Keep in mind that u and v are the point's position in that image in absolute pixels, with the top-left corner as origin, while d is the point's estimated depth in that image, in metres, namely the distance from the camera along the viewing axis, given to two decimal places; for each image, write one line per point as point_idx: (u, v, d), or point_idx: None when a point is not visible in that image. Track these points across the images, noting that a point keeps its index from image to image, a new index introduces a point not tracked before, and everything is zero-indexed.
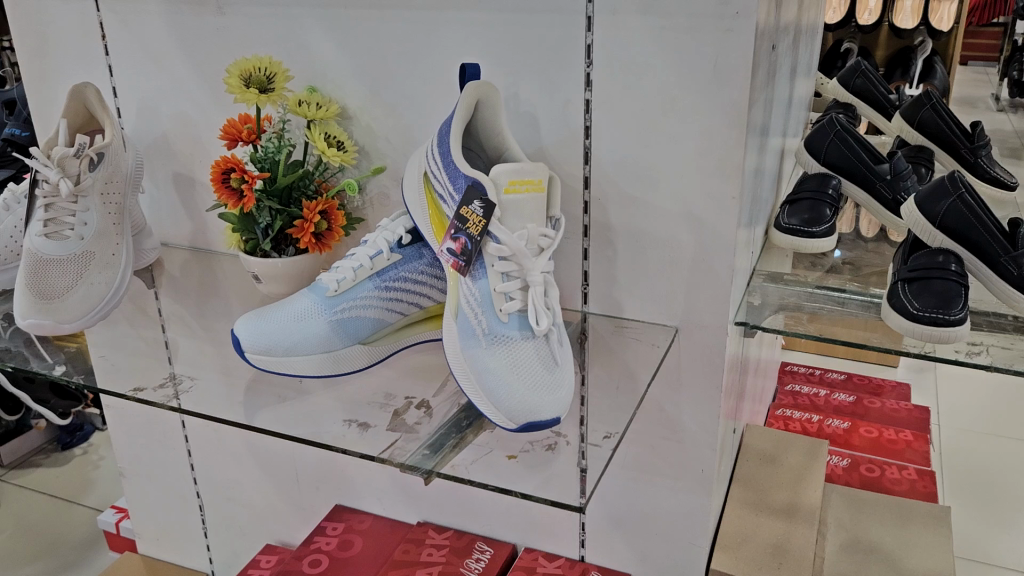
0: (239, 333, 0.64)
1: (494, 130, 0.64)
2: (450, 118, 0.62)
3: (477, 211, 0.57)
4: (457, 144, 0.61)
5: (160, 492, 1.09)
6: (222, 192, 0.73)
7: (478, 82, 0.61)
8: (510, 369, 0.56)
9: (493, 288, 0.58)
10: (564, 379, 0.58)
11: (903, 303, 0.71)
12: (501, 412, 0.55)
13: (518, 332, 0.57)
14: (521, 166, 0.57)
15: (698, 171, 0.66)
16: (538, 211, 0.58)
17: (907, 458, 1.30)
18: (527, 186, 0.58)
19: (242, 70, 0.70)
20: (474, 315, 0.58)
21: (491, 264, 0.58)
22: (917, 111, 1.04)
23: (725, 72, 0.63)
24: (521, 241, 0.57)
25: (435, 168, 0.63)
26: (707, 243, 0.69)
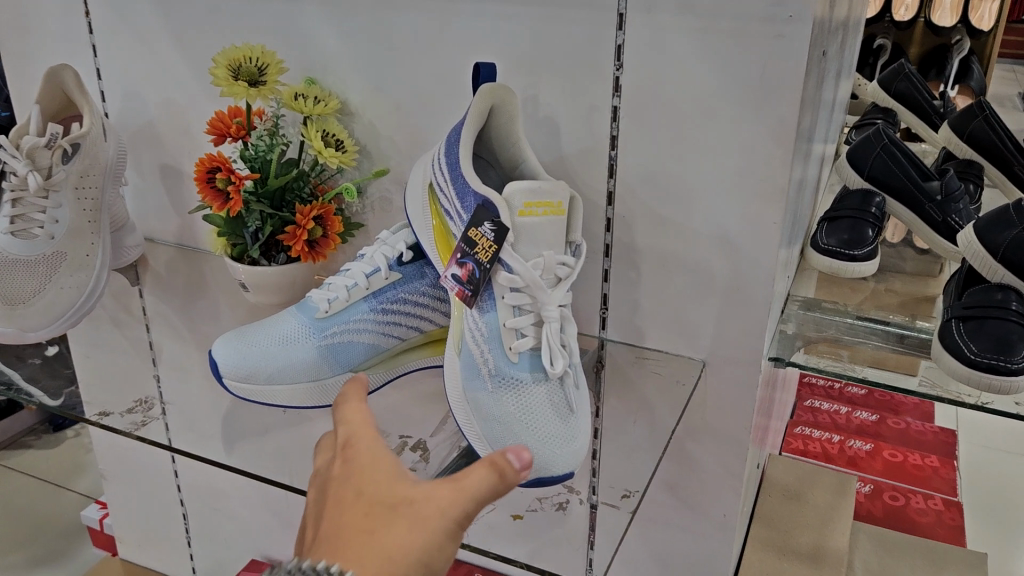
0: (217, 355, 0.57)
1: (509, 139, 0.57)
2: (460, 123, 0.55)
3: (488, 235, 0.49)
4: (466, 154, 0.54)
5: (143, 497, 1.03)
6: (206, 193, 0.66)
7: (492, 86, 0.54)
8: (520, 418, 0.49)
9: (503, 322, 0.51)
10: (582, 427, 0.51)
11: (958, 345, 0.64)
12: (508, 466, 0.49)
13: (530, 373, 0.50)
14: (538, 186, 0.49)
15: (737, 191, 0.59)
16: (556, 236, 0.51)
17: (933, 487, 1.23)
18: (545, 208, 0.50)
19: (231, 60, 0.64)
20: (481, 351, 0.51)
21: (503, 295, 0.51)
22: (968, 122, 0.95)
23: (774, 83, 0.55)
24: (536, 272, 0.50)
25: (441, 181, 0.56)
26: (743, 272, 0.61)
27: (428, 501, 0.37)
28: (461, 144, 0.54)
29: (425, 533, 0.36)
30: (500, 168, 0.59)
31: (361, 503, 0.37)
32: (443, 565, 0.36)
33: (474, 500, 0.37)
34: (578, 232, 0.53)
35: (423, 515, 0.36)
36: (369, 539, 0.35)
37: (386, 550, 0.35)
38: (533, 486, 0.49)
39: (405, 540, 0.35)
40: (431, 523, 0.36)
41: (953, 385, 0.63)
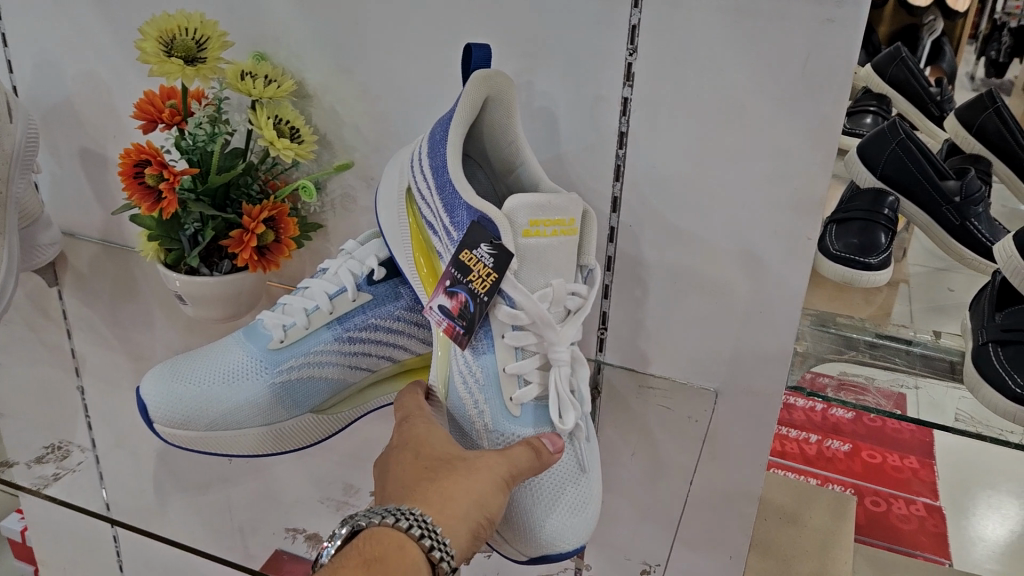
0: (146, 399, 0.48)
1: (503, 135, 0.49)
2: (446, 117, 0.47)
3: (486, 261, 0.45)
4: (455, 154, 0.46)
5: (67, 519, 0.91)
6: (133, 191, 0.55)
7: (488, 71, 0.46)
8: (529, 481, 0.47)
9: (502, 367, 0.47)
10: (592, 487, 0.49)
11: (1001, 376, 0.57)
12: (513, 532, 0.48)
13: (533, 427, 0.48)
14: (546, 201, 0.44)
15: (766, 200, 0.51)
16: (564, 261, 0.47)
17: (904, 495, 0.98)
18: (554, 226, 0.45)
19: (163, 30, 0.53)
20: (477, 398, 0.48)
21: (503, 335, 0.47)
22: (977, 115, 0.78)
23: (817, 78, 0.47)
24: (544, 308, 0.46)
25: (423, 186, 0.47)
26: (768, 293, 0.53)
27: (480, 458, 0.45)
28: (449, 142, 0.46)
29: (479, 482, 0.44)
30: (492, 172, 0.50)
31: (422, 463, 0.45)
32: (496, 510, 0.44)
33: (518, 463, 0.45)
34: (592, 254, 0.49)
35: (477, 466, 0.44)
36: (433, 484, 0.43)
37: (448, 491, 0.43)
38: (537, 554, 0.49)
39: (462, 485, 0.43)
40: (483, 475, 0.44)
41: (993, 419, 0.58)
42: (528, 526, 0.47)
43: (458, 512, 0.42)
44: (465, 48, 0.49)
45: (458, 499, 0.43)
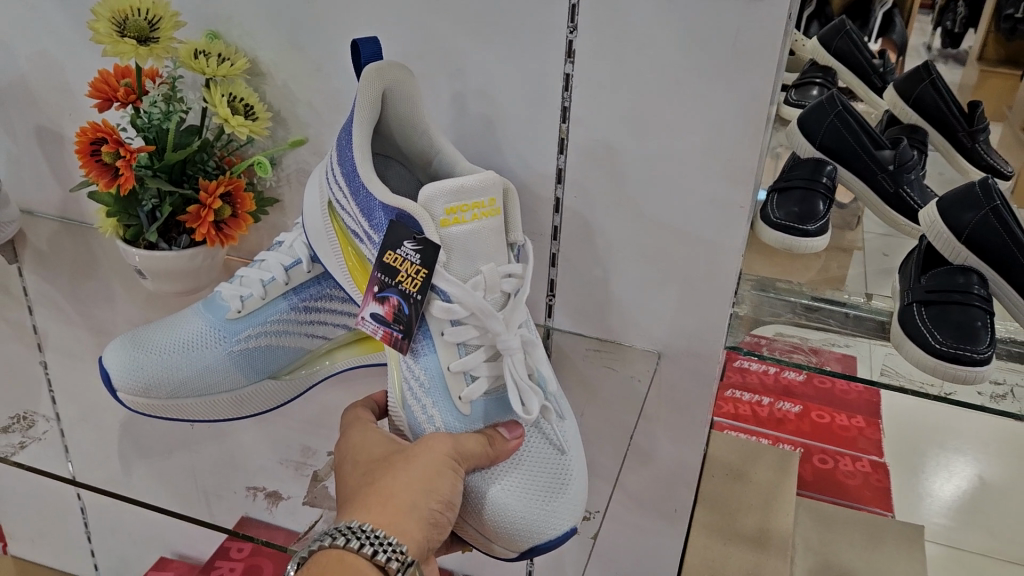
0: (109, 366, 0.50)
1: (407, 120, 0.52)
2: (350, 120, 0.50)
3: (412, 258, 0.47)
4: (361, 148, 0.49)
5: (31, 491, 0.93)
6: (90, 168, 0.56)
7: (382, 63, 0.48)
8: (485, 472, 0.50)
9: (446, 366, 0.51)
10: (573, 467, 0.53)
11: (922, 334, 0.61)
12: (497, 537, 0.49)
13: (485, 417, 0.51)
14: (461, 187, 0.47)
15: (703, 172, 0.54)
16: (490, 244, 0.50)
17: (860, 449, 1.01)
18: (473, 211, 0.48)
19: (116, 11, 0.54)
20: (428, 401, 0.51)
21: (444, 332, 0.50)
22: (914, 86, 0.90)
23: (748, 55, 0.49)
24: (480, 296, 0.49)
25: (341, 196, 0.50)
26: (704, 258, 0.56)
27: (420, 449, 0.48)
28: (355, 147, 0.49)
29: (418, 470, 0.47)
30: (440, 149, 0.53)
31: (367, 467, 0.49)
32: (444, 490, 0.47)
33: (463, 443, 0.49)
34: (519, 231, 0.52)
35: (415, 458, 0.48)
36: (380, 486, 0.48)
37: (389, 491, 0.47)
38: (526, 553, 0.51)
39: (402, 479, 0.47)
40: (424, 460, 0.47)
41: (915, 373, 0.61)
42: (513, 523, 0.49)
43: (406, 507, 0.46)
44: (352, 43, 0.52)
45: (404, 491, 0.46)
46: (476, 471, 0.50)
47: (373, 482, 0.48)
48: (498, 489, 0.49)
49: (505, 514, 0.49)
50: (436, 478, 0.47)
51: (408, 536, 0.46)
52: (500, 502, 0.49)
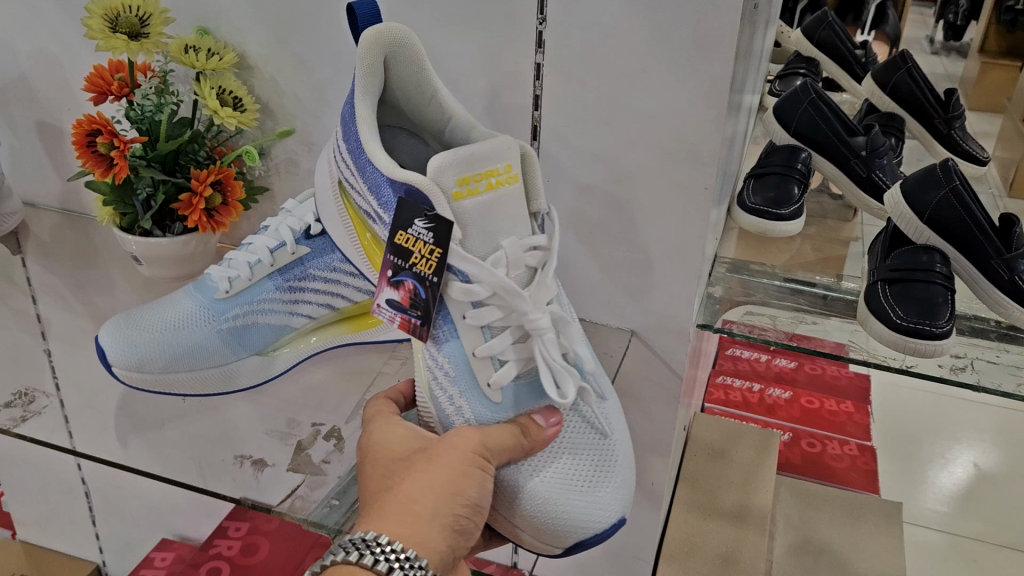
0: (105, 346, 0.53)
1: (415, 87, 0.53)
2: (353, 101, 0.51)
3: (425, 237, 0.48)
4: (365, 124, 0.50)
5: (39, 474, 0.97)
6: (86, 158, 0.59)
7: (382, 26, 0.49)
8: (523, 464, 0.49)
9: (472, 351, 0.51)
10: (616, 452, 0.53)
11: (885, 310, 0.63)
12: (544, 534, 0.48)
13: (517, 404, 0.51)
14: (472, 155, 0.48)
15: (669, 155, 0.56)
16: (508, 215, 0.51)
17: (847, 432, 1.07)
18: (488, 179, 0.49)
19: (108, 9, 0.57)
20: (457, 392, 0.51)
21: (466, 315, 0.51)
22: (891, 75, 0.94)
23: (708, 41, 0.52)
24: (501, 274, 0.49)
25: (349, 175, 0.51)
26: (672, 238, 0.59)
27: (446, 449, 0.46)
28: (360, 123, 0.50)
29: (444, 472, 0.45)
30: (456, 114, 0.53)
31: (387, 468, 0.46)
32: (472, 490, 0.45)
33: (494, 437, 0.47)
34: (542, 200, 0.53)
35: (441, 457, 0.45)
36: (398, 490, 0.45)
37: (410, 496, 0.44)
38: (575, 548, 0.50)
39: (426, 481, 0.44)
40: (452, 459, 0.45)
41: (880, 348, 0.64)
42: (561, 515, 0.48)
43: (426, 514, 0.44)
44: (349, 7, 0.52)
45: (424, 495, 0.44)
46: (516, 463, 0.49)
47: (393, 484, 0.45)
48: (540, 481, 0.49)
49: (549, 506, 0.48)
50: (459, 478, 0.45)
51: (429, 545, 0.43)
52: (544, 493, 0.48)
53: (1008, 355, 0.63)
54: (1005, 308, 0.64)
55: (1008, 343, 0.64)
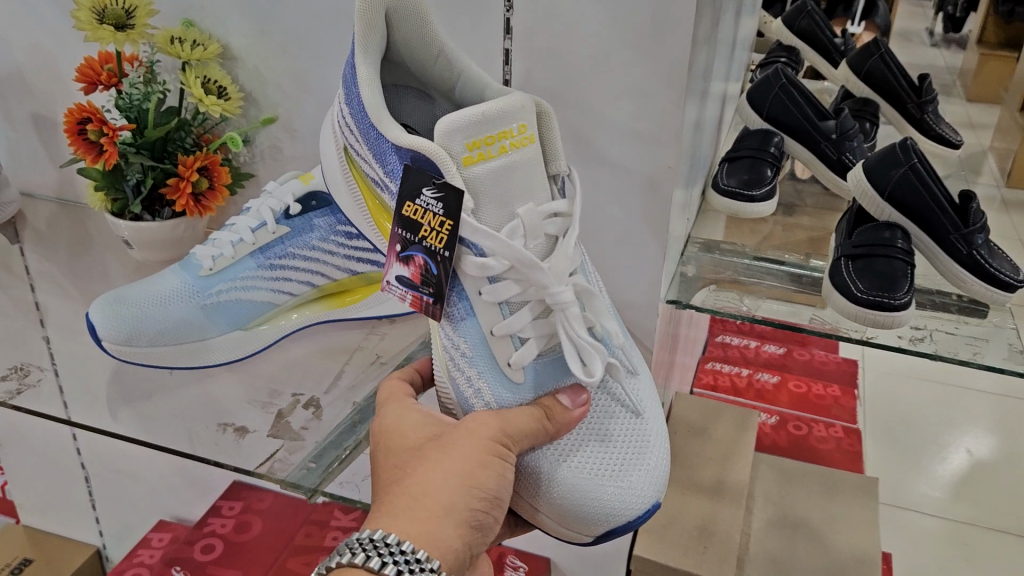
0: (92, 320, 0.57)
1: (419, 43, 0.52)
2: (354, 65, 0.51)
3: (434, 208, 0.46)
4: (369, 88, 0.49)
5: (40, 459, 1.00)
6: (78, 145, 0.63)
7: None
8: (549, 449, 0.48)
9: (488, 328, 0.50)
10: (651, 430, 0.51)
11: (846, 282, 0.65)
12: (574, 522, 0.47)
13: (539, 383, 0.49)
14: (480, 117, 0.46)
15: (633, 134, 0.59)
16: (525, 179, 0.49)
17: (834, 416, 1.08)
18: (500, 143, 0.47)
19: (95, 2, 0.60)
20: (474, 368, 0.50)
21: (482, 290, 0.49)
22: (866, 60, 0.96)
23: (666, 25, 0.54)
24: (518, 245, 0.47)
25: (355, 142, 0.52)
26: (637, 215, 0.62)
27: (462, 440, 0.45)
28: (364, 88, 0.49)
29: (459, 466, 0.44)
30: (454, 77, 0.52)
31: (405, 458, 0.46)
32: (486, 483, 0.44)
33: (513, 423, 0.46)
34: (562, 161, 0.52)
35: (457, 450, 0.45)
36: (411, 484, 0.44)
37: (424, 492, 0.44)
38: (610, 534, 0.48)
39: (441, 476, 0.44)
40: (470, 451, 0.44)
41: (842, 321, 0.66)
42: (591, 502, 0.46)
43: (440, 509, 0.43)
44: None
45: (438, 489, 0.44)
46: (542, 448, 0.48)
47: (409, 477, 0.45)
48: (568, 466, 0.47)
49: (578, 494, 0.46)
50: (476, 470, 0.44)
51: (443, 542, 0.42)
52: (573, 480, 0.47)
53: (965, 327, 0.65)
54: (964, 283, 0.67)
55: (967, 317, 0.67)
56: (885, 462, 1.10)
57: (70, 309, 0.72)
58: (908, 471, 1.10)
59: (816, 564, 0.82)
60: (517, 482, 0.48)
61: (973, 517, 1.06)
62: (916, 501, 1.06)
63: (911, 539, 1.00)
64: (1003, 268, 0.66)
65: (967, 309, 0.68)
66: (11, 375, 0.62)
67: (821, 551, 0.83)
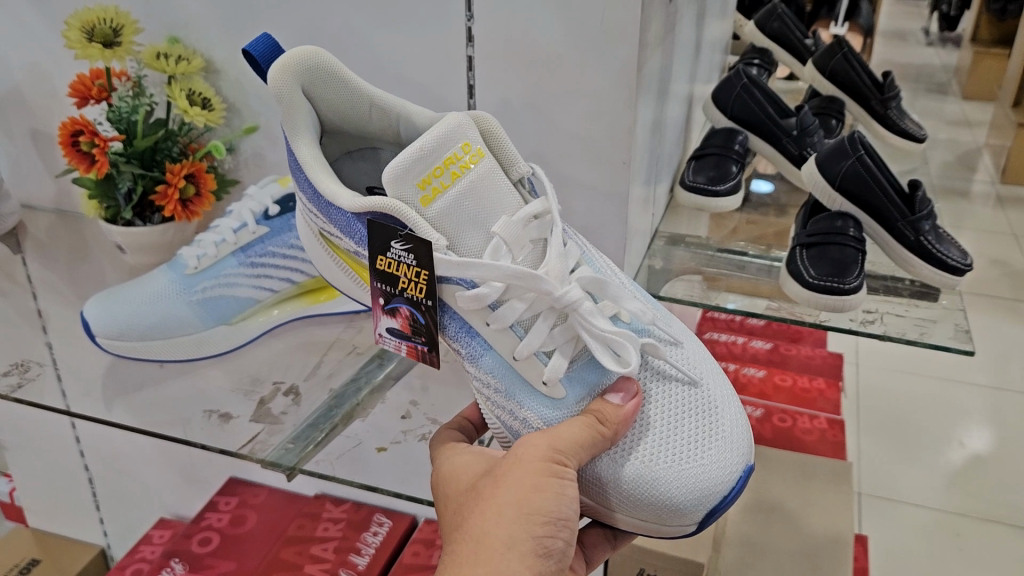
0: (88, 317, 0.67)
1: (347, 105, 0.54)
2: (295, 157, 0.52)
3: (407, 260, 0.48)
4: (315, 169, 0.52)
5: (46, 460, 1.04)
6: (71, 155, 0.69)
7: (286, 58, 0.49)
8: (612, 452, 0.47)
9: (509, 356, 0.50)
10: (712, 396, 0.50)
11: (800, 269, 0.69)
12: (667, 519, 0.46)
13: (582, 391, 0.49)
14: (422, 152, 0.48)
15: (590, 134, 0.62)
16: (490, 194, 0.50)
17: (821, 407, 1.00)
18: (450, 169, 0.49)
19: (85, 22, 0.67)
20: (515, 399, 0.50)
21: (490, 320, 0.49)
22: (829, 61, 0.98)
23: (613, 30, 0.57)
24: (506, 263, 0.47)
25: (325, 224, 0.54)
26: (599, 211, 0.66)
27: (515, 469, 0.45)
28: (313, 170, 0.51)
29: (514, 496, 0.44)
30: None
31: (468, 500, 0.46)
32: (543, 504, 0.43)
33: (564, 434, 0.45)
34: (520, 163, 0.53)
35: (512, 481, 0.44)
36: (473, 526, 0.44)
37: (485, 530, 0.43)
38: (707, 517, 0.48)
39: (499, 513, 0.43)
40: (524, 477, 0.44)
41: (799, 306, 0.69)
42: (680, 495, 0.46)
43: (503, 544, 0.42)
44: (246, 53, 0.52)
45: (497, 524, 0.43)
46: (605, 454, 0.47)
47: (470, 518, 0.44)
48: (641, 464, 0.46)
49: (662, 489, 0.46)
50: (531, 498, 0.43)
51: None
52: (653, 476, 0.46)
53: (914, 308, 0.69)
54: (915, 267, 0.72)
55: (917, 300, 0.70)
56: (878, 455, 1.02)
57: (68, 312, 0.76)
58: (898, 470, 1.01)
59: (793, 549, 0.77)
60: (590, 493, 0.48)
61: (971, 506, 0.95)
62: (904, 494, 0.98)
63: (886, 530, 0.94)
64: (950, 253, 0.70)
65: (917, 292, 0.71)
66: (13, 372, 0.67)
67: (796, 535, 0.78)
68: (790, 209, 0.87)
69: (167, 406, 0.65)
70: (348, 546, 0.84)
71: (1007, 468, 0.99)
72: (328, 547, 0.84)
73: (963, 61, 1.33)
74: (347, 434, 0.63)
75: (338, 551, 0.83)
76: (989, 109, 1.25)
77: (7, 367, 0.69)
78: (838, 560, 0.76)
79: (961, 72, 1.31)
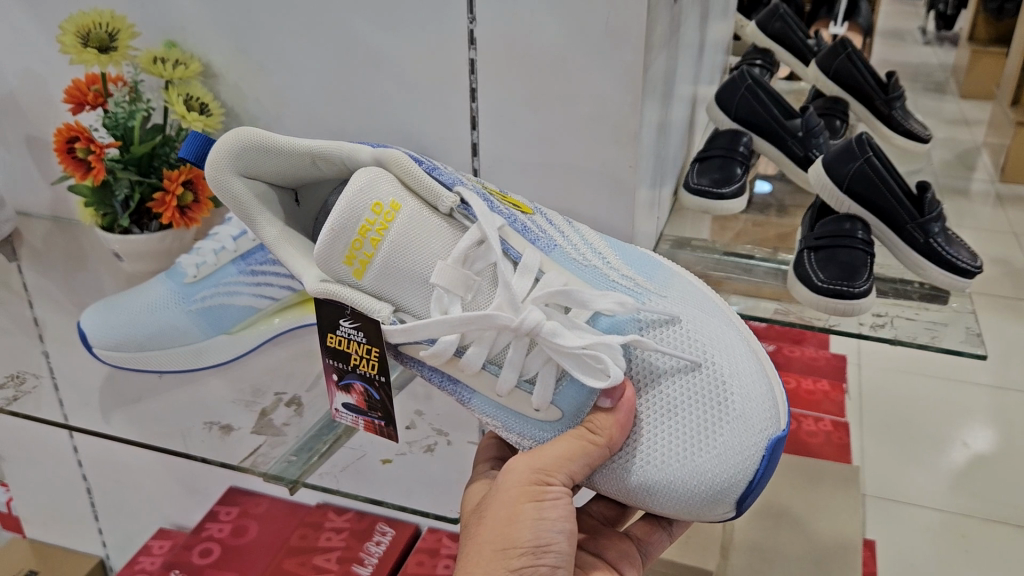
0: (86, 326, 0.66)
1: (288, 165, 0.51)
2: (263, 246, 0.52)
3: (357, 337, 0.49)
4: (281, 248, 0.51)
5: (44, 471, 1.03)
6: (67, 163, 0.68)
7: (214, 154, 0.49)
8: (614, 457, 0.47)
9: (494, 395, 0.49)
10: (720, 371, 0.47)
11: (808, 273, 0.68)
12: (698, 512, 0.47)
13: (574, 408, 0.48)
14: (333, 232, 0.47)
15: (594, 137, 0.61)
16: (421, 239, 0.49)
17: (824, 409, 1.00)
18: (368, 238, 0.48)
19: (80, 26, 0.67)
20: (512, 432, 0.50)
21: (462, 368, 0.48)
22: (833, 61, 0.97)
23: (617, 31, 0.56)
24: (440, 320, 0.46)
25: None
26: (603, 214, 0.65)
27: (501, 492, 0.46)
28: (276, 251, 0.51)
29: (498, 519, 0.45)
30: None
31: (468, 524, 0.48)
32: (523, 527, 0.44)
33: (544, 454, 0.45)
34: (446, 191, 0.49)
35: (496, 504, 0.45)
36: (463, 551, 0.45)
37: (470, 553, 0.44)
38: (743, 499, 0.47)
39: (482, 538, 0.44)
40: (507, 502, 0.45)
41: (806, 309, 0.68)
42: (696, 489, 0.46)
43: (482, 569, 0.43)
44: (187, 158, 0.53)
45: (477, 550, 0.44)
46: (611, 462, 0.48)
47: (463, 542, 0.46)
48: (648, 467, 0.47)
49: (676, 488, 0.46)
50: (510, 525, 0.44)
51: None
52: (661, 478, 0.46)
53: (924, 311, 0.68)
54: (924, 270, 0.71)
55: (927, 302, 0.70)
56: (881, 457, 1.01)
57: (65, 322, 0.75)
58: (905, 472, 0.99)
59: (801, 555, 0.76)
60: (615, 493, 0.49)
61: (977, 508, 0.94)
62: (910, 494, 0.97)
63: (893, 531, 0.92)
64: (960, 254, 0.70)
65: (927, 295, 0.71)
66: (10, 384, 0.66)
67: (804, 540, 0.77)
68: (793, 209, 0.87)
69: (167, 418, 0.64)
70: (351, 556, 0.83)
71: (1011, 467, 0.97)
72: (331, 557, 0.82)
73: (960, 59, 1.31)
74: (351, 445, 0.64)
75: (340, 562, 0.82)
76: (987, 106, 1.24)
77: (4, 378, 0.68)
78: (848, 565, 0.74)
79: (959, 71, 1.30)
